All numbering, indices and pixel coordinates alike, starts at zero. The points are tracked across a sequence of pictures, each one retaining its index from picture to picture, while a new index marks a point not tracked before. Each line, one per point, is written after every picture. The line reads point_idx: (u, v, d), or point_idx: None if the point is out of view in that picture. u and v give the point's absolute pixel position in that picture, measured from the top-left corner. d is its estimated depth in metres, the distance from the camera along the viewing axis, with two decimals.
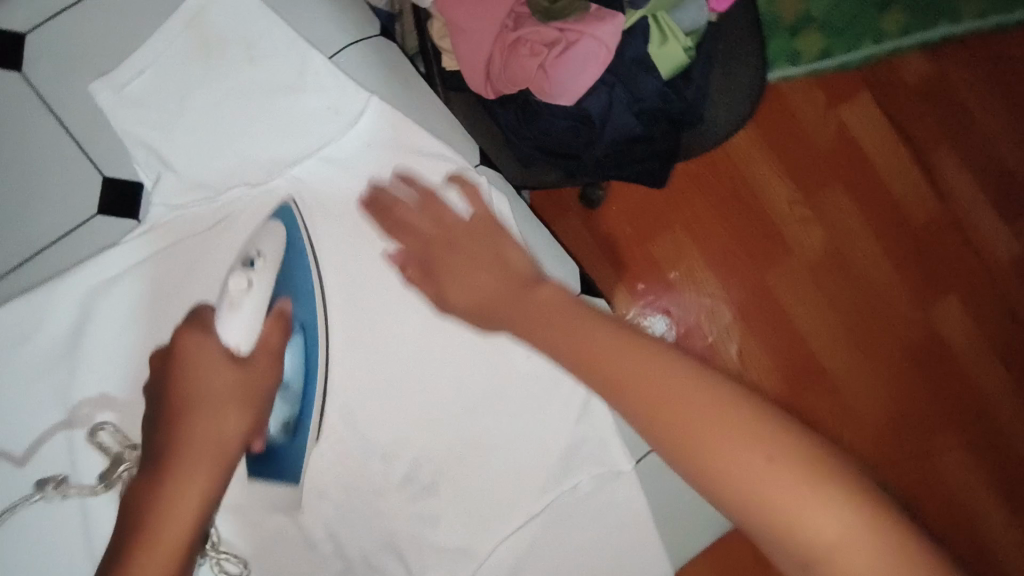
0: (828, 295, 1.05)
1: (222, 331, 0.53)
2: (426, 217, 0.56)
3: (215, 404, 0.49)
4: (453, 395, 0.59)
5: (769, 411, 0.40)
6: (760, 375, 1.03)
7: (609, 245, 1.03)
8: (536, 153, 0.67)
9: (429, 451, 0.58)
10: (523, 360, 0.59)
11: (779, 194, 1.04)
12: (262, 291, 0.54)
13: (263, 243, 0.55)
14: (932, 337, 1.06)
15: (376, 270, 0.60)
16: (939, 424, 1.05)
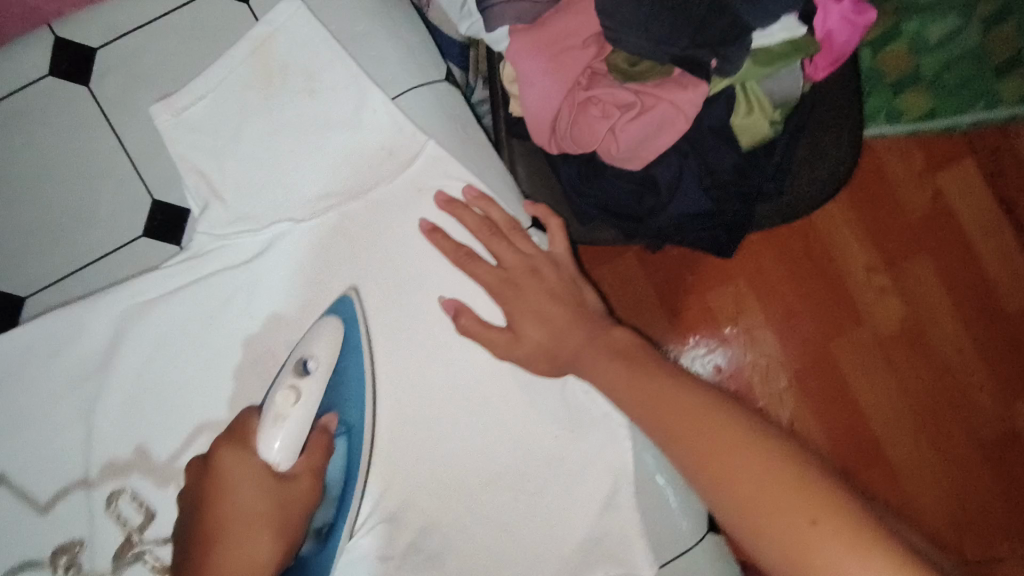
0: (898, 374, 0.97)
1: (263, 449, 0.48)
2: (479, 269, 0.55)
3: (246, 529, 0.45)
4: (472, 465, 0.54)
5: (833, 483, 0.39)
6: (813, 451, 0.96)
7: (668, 295, 0.96)
8: (594, 211, 0.66)
9: (439, 521, 0.54)
10: (551, 440, 0.54)
11: (858, 260, 0.97)
12: (309, 405, 0.49)
13: (315, 348, 0.50)
14: (1013, 435, 0.97)
15: (409, 319, 0.55)
16: (1009, 531, 0.96)
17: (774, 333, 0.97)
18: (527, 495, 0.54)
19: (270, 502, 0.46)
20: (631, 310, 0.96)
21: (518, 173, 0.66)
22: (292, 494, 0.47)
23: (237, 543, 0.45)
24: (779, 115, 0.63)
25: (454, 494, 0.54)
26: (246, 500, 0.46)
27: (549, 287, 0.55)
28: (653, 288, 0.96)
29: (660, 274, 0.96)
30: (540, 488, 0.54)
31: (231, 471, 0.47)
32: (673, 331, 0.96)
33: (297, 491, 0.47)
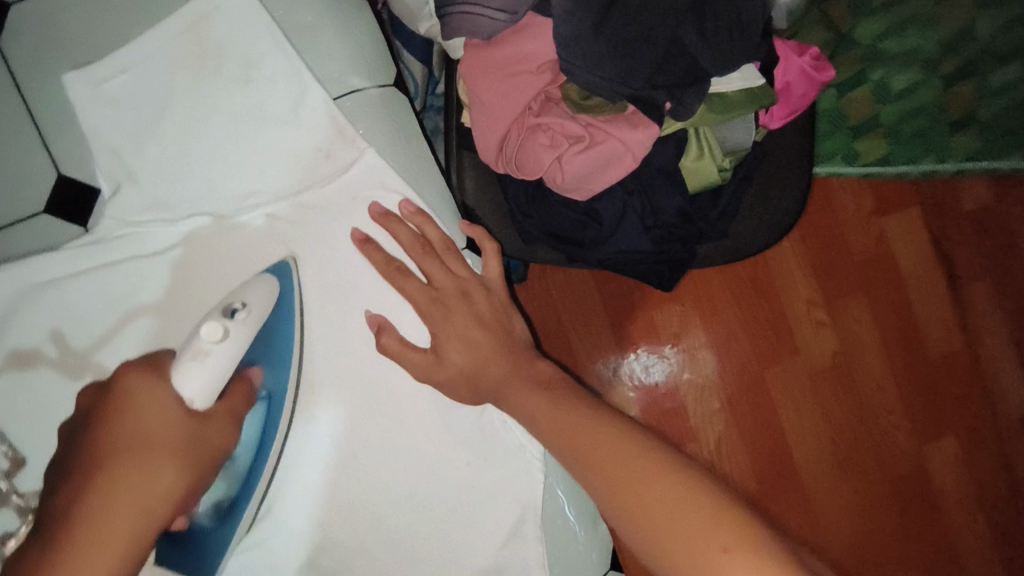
0: (823, 406, 1.00)
1: (179, 378, 0.45)
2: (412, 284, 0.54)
3: (150, 460, 0.42)
4: (378, 488, 0.53)
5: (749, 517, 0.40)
6: (734, 472, 0.98)
7: (614, 309, 0.97)
8: (538, 232, 0.66)
9: (338, 538, 0.53)
10: (461, 468, 0.53)
11: (800, 293, 1.00)
12: (234, 347, 0.47)
13: (249, 295, 0.49)
14: (920, 474, 1.01)
15: (334, 324, 0.54)
16: (904, 565, 1.01)
17: (713, 359, 0.99)
18: (436, 522, 0.53)
19: (184, 435, 0.44)
20: (572, 323, 0.96)
21: (466, 187, 0.65)
22: (206, 433, 0.45)
23: (137, 466, 0.42)
24: (728, 164, 0.63)
25: (356, 511, 0.53)
26: (158, 427, 0.43)
27: (477, 312, 0.55)
28: (597, 302, 0.96)
29: (605, 290, 0.96)
30: (450, 513, 0.53)
31: (127, 417, 0.44)
32: (612, 348, 0.97)
33: (214, 433, 0.45)
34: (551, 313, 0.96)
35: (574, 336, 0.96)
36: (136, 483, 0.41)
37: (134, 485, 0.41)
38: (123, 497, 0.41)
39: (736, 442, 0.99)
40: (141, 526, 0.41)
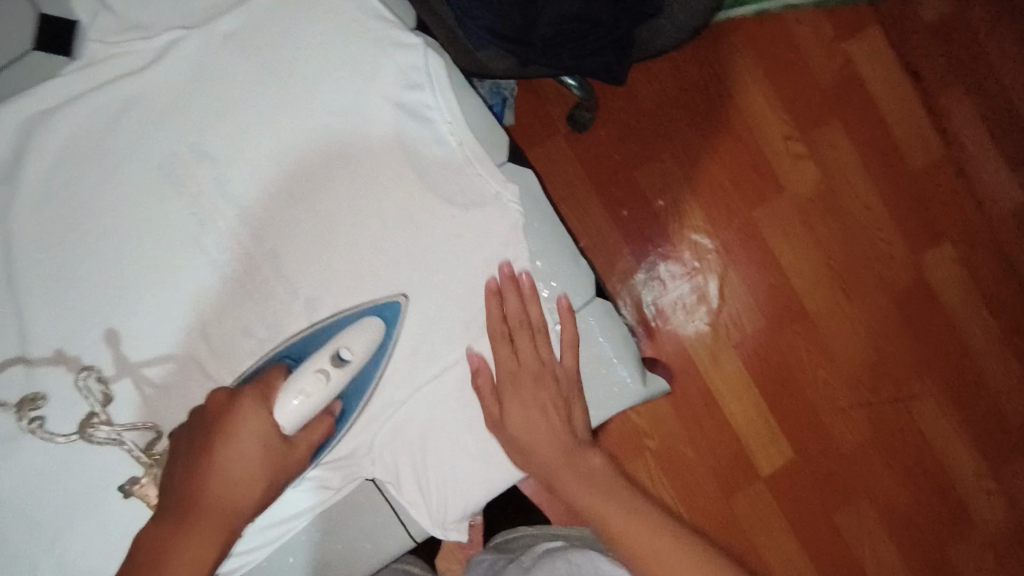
0: (816, 235, 1.03)
1: (277, 405, 0.51)
2: (370, 69, 0.59)
3: (239, 481, 0.49)
4: (383, 247, 0.59)
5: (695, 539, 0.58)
6: (743, 314, 1.03)
7: (593, 167, 1.01)
8: (489, 38, 0.68)
9: (348, 294, 0.59)
10: (445, 220, 0.60)
11: (774, 128, 1.02)
12: (331, 389, 0.53)
13: (355, 342, 0.55)
14: (920, 282, 1.05)
15: (306, 107, 0.58)
16: (918, 371, 1.05)
17: (704, 213, 1.02)
18: (445, 281, 0.60)
19: (270, 461, 0.51)
20: (562, 197, 1.00)
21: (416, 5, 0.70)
22: (292, 455, 0.52)
23: (233, 484, 0.49)
24: None
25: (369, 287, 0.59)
26: (246, 450, 0.50)
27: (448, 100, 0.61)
28: (582, 170, 1.01)
29: (588, 159, 1.01)
30: (448, 266, 0.60)
31: (241, 422, 0.50)
32: (603, 216, 1.01)
33: (297, 453, 0.53)
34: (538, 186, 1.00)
35: (567, 210, 1.00)
36: (224, 504, 0.49)
37: (226, 499, 0.49)
38: (214, 506, 0.49)
39: (740, 288, 1.03)
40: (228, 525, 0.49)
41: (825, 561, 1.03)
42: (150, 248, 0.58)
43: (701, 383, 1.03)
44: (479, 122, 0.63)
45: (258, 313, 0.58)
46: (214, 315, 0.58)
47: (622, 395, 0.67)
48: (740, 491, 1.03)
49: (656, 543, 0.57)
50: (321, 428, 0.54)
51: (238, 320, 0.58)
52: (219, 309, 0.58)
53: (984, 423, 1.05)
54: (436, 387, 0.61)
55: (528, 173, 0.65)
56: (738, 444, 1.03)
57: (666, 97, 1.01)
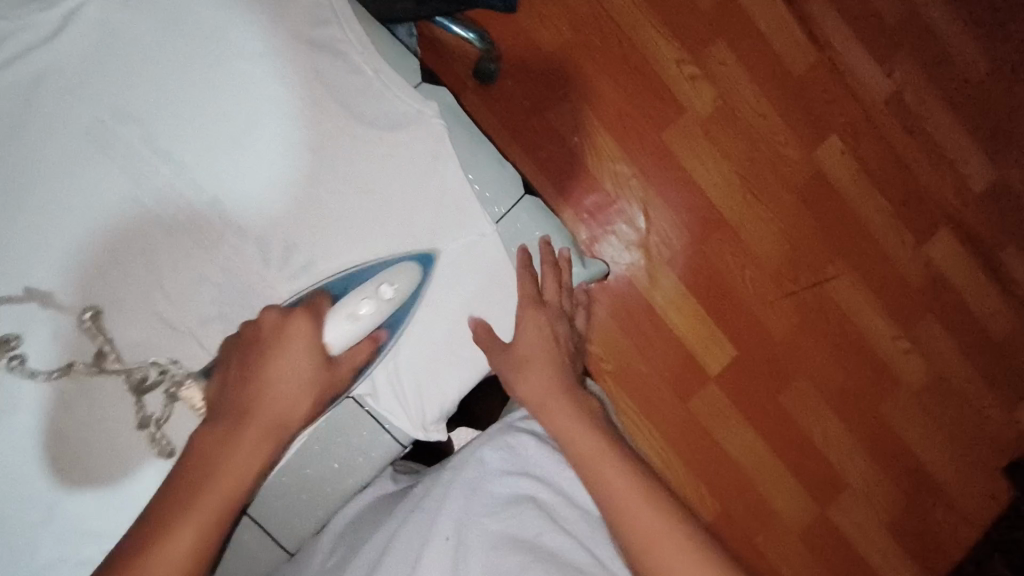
0: (722, 147, 1.11)
1: (326, 325, 0.57)
2: (277, 9, 0.60)
3: (283, 392, 0.56)
4: (323, 176, 0.60)
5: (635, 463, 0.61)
6: (669, 231, 1.10)
7: (507, 116, 1.05)
8: None
9: (296, 227, 0.60)
10: (378, 144, 0.61)
11: (666, 54, 1.09)
12: (377, 317, 0.58)
13: (397, 279, 0.59)
14: (818, 174, 1.15)
15: (220, 53, 0.58)
16: (830, 254, 1.15)
17: (617, 143, 1.08)
18: (389, 199, 0.61)
19: (314, 376, 0.57)
20: None
21: None
22: (334, 373, 0.58)
23: (276, 393, 0.56)
24: None
25: (316, 218, 0.60)
26: (291, 363, 0.56)
27: (357, 33, 0.62)
28: (496, 121, 1.05)
29: (500, 109, 1.05)
30: (391, 186, 0.62)
31: (288, 340, 0.56)
32: (525, 161, 1.05)
33: (336, 376, 0.58)
34: None
35: None
36: (274, 406, 0.56)
37: (274, 402, 0.56)
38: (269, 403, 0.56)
39: (662, 207, 1.10)
40: (272, 427, 0.56)
41: (777, 441, 1.13)
42: (93, 216, 0.56)
43: (642, 301, 1.09)
44: (391, 52, 0.64)
45: (212, 261, 0.58)
46: (167, 271, 0.58)
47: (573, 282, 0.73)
48: (693, 394, 1.11)
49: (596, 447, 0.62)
50: (365, 353, 0.59)
51: (194, 270, 0.58)
52: (171, 265, 0.58)
53: (892, 290, 1.17)
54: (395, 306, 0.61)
55: (443, 90, 0.66)
56: (686, 352, 1.10)
57: (563, 39, 1.06)
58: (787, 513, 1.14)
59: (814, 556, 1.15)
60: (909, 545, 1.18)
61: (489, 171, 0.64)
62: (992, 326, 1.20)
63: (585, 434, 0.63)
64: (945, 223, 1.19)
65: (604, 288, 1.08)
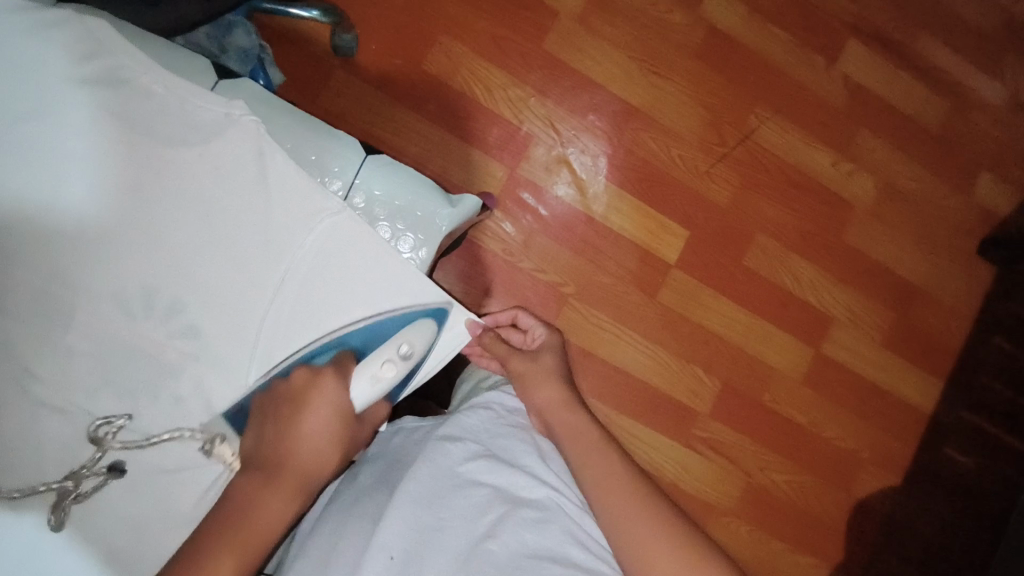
0: (606, 36, 1.08)
1: (352, 385, 0.59)
2: (44, 58, 0.58)
3: (315, 453, 0.57)
4: (152, 207, 0.58)
5: (633, 478, 0.67)
6: (585, 138, 1.08)
7: (383, 81, 1.01)
8: None
9: (145, 266, 0.58)
10: (196, 158, 0.60)
11: None
12: (396, 378, 0.60)
13: (414, 337, 0.61)
14: (709, 31, 1.11)
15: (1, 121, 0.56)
16: (747, 105, 1.13)
17: (502, 71, 1.04)
18: (233, 209, 0.60)
19: (337, 441, 0.58)
20: (371, 122, 1.00)
21: None
22: (356, 433, 0.60)
23: (304, 455, 0.57)
24: None
25: (173, 255, 0.58)
26: (310, 427, 0.57)
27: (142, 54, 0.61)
28: (374, 88, 1.00)
29: (373, 77, 1.01)
30: (225, 194, 0.60)
31: (306, 402, 0.58)
32: (418, 119, 1.02)
33: (361, 431, 0.61)
34: (344, 124, 0.99)
35: (381, 132, 1.00)
36: (307, 461, 0.57)
37: (307, 458, 0.57)
38: (298, 462, 0.57)
39: (569, 118, 1.07)
40: (305, 478, 0.57)
41: (755, 302, 1.13)
42: None
43: (582, 216, 1.08)
44: (180, 67, 0.64)
45: (72, 331, 0.56)
46: (33, 355, 0.55)
47: (449, 225, 0.69)
48: (662, 288, 1.10)
49: (603, 457, 0.69)
50: (379, 410, 0.63)
51: (58, 346, 0.56)
52: (33, 349, 0.55)
53: (817, 118, 1.15)
54: (274, 310, 0.61)
55: (247, 82, 0.67)
56: (641, 249, 1.10)
57: None
58: (787, 365, 1.15)
59: (825, 396, 1.16)
60: (912, 355, 1.19)
61: (329, 145, 0.67)
62: (927, 121, 1.19)
63: (588, 442, 0.70)
64: (850, 35, 1.16)
65: (541, 216, 1.06)
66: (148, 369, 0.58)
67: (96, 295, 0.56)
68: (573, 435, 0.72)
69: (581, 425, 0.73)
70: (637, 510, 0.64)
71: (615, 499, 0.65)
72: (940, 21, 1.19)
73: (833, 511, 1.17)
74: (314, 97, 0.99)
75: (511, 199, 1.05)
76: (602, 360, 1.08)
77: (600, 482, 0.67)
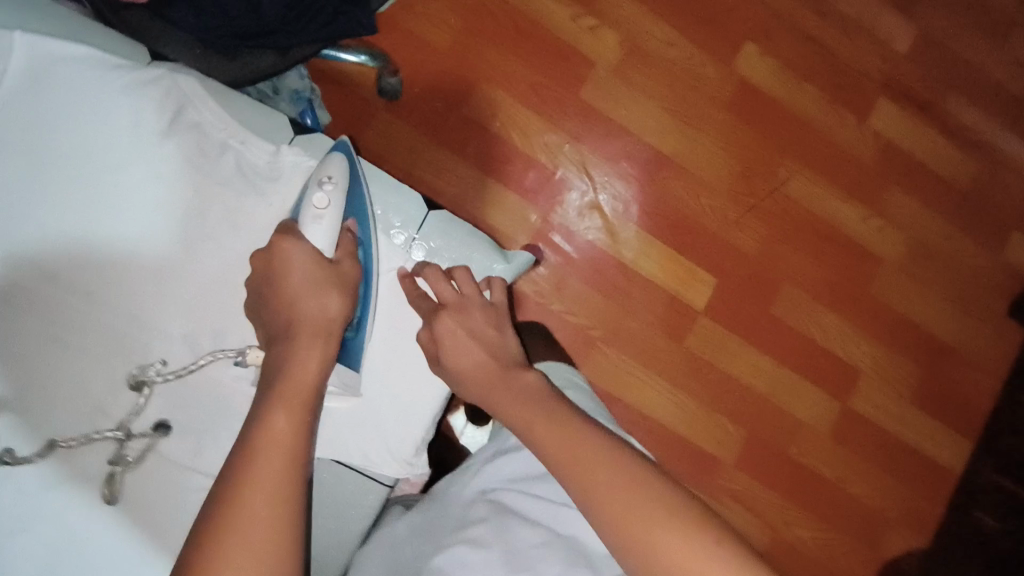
0: (642, 87, 1.11)
1: (307, 235, 0.61)
2: (143, 118, 0.64)
3: (304, 292, 0.58)
4: (226, 256, 0.65)
5: (616, 452, 0.56)
6: (618, 186, 1.10)
7: (423, 123, 1.04)
8: (236, 41, 0.74)
9: (217, 309, 0.65)
10: (266, 212, 0.67)
11: (561, 14, 1.09)
12: (338, 208, 0.62)
13: (329, 169, 0.63)
14: (742, 84, 1.14)
15: (105, 176, 0.63)
16: (778, 157, 1.15)
17: (538, 116, 1.07)
18: None
19: (315, 271, 0.59)
20: (410, 163, 1.03)
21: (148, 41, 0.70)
22: (342, 270, 0.61)
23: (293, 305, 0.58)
24: None
25: (222, 288, 0.65)
26: (292, 278, 0.59)
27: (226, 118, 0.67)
28: (414, 130, 1.04)
29: (415, 119, 1.04)
30: None
31: (278, 263, 0.60)
32: (455, 160, 1.04)
33: (345, 268, 0.61)
34: (385, 163, 1.02)
35: (420, 173, 1.03)
36: (300, 310, 0.58)
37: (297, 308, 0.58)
38: (302, 314, 0.58)
39: (602, 164, 1.09)
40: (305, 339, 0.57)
41: (782, 352, 1.13)
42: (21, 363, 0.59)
43: (611, 260, 1.09)
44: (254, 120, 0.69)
45: (151, 365, 0.63)
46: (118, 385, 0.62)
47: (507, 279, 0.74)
48: (689, 335, 1.11)
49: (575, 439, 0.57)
50: (350, 241, 0.63)
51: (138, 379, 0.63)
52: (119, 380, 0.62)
53: (847, 174, 1.17)
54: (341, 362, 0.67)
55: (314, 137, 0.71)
56: (668, 296, 1.10)
57: (454, 32, 1.05)
58: (813, 418, 1.14)
59: (850, 450, 1.15)
60: (940, 412, 1.18)
61: (393, 201, 0.71)
62: (957, 179, 1.20)
63: (550, 426, 0.58)
64: (880, 92, 1.18)
65: (571, 260, 1.08)
66: (213, 401, 0.65)
67: (176, 334, 0.64)
68: (524, 418, 0.60)
69: (542, 401, 0.61)
70: (624, 489, 0.53)
71: (602, 483, 0.54)
72: (971, 81, 1.20)
73: (857, 570, 1.14)
74: (356, 137, 1.02)
75: (543, 241, 1.07)
76: (628, 406, 1.08)
77: (585, 471, 0.55)
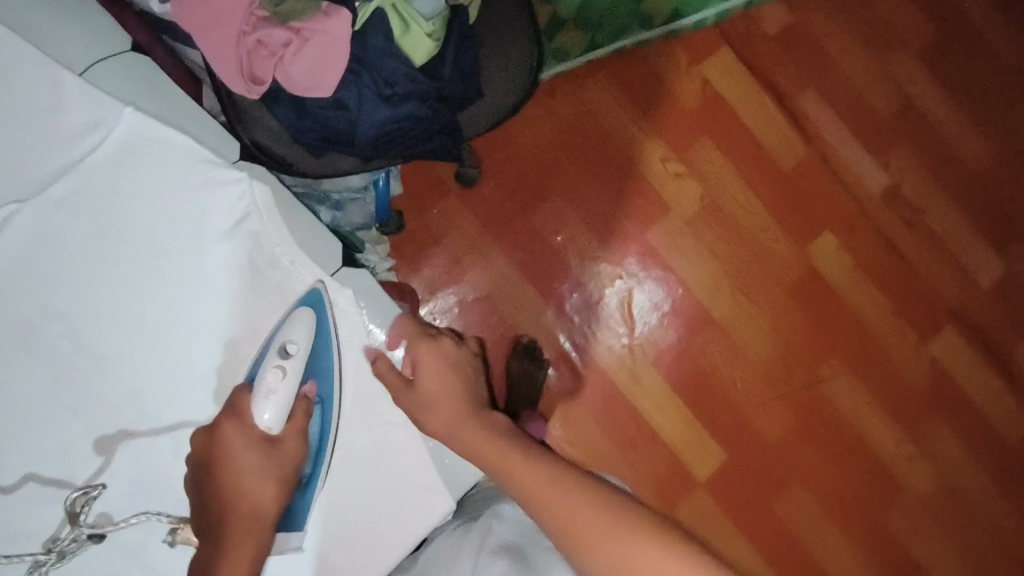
0: (708, 244, 1.10)
1: (255, 413, 0.54)
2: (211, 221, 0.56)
3: (249, 486, 0.53)
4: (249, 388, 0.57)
5: (615, 501, 0.56)
6: (656, 332, 1.08)
7: (488, 217, 1.06)
8: (320, 143, 0.72)
9: None
10: None
11: (651, 151, 1.10)
12: (293, 379, 0.55)
13: (292, 332, 0.55)
14: (810, 271, 1.12)
15: (152, 274, 0.56)
16: (824, 354, 1.11)
17: (599, 242, 1.08)
18: None
19: (263, 460, 0.53)
20: (463, 251, 1.04)
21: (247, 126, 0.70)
22: (282, 452, 0.54)
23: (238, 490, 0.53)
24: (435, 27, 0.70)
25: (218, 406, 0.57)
26: (245, 460, 0.53)
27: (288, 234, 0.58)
28: (477, 221, 1.05)
29: (481, 211, 1.05)
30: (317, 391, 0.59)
31: (227, 451, 0.53)
32: (507, 261, 1.05)
33: (287, 455, 0.54)
34: (440, 244, 1.04)
35: (470, 263, 1.04)
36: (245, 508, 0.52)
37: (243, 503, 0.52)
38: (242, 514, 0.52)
39: (647, 307, 1.08)
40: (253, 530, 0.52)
41: (772, 552, 1.07)
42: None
43: (627, 402, 1.07)
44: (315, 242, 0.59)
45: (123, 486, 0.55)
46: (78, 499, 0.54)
47: None
48: (683, 501, 1.06)
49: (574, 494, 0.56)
50: (304, 412, 0.56)
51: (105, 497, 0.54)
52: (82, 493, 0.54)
53: (891, 392, 1.12)
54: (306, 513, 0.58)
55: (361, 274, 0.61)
56: (673, 456, 1.07)
57: (544, 141, 1.07)
58: None
59: None
60: None
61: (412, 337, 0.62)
62: (1005, 430, 1.13)
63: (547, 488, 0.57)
64: (948, 320, 1.14)
65: (586, 390, 1.06)
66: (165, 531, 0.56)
67: (158, 456, 0.56)
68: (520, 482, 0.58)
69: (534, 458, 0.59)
70: (626, 548, 0.53)
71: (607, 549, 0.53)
72: None
73: None
74: (421, 210, 1.04)
75: (566, 362, 1.06)
76: None
77: (583, 535, 0.54)
